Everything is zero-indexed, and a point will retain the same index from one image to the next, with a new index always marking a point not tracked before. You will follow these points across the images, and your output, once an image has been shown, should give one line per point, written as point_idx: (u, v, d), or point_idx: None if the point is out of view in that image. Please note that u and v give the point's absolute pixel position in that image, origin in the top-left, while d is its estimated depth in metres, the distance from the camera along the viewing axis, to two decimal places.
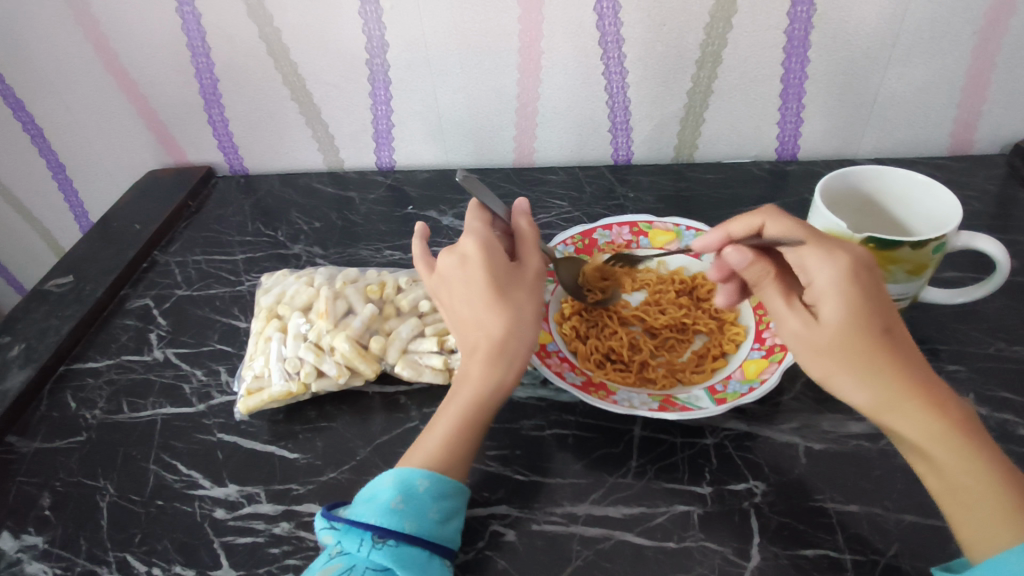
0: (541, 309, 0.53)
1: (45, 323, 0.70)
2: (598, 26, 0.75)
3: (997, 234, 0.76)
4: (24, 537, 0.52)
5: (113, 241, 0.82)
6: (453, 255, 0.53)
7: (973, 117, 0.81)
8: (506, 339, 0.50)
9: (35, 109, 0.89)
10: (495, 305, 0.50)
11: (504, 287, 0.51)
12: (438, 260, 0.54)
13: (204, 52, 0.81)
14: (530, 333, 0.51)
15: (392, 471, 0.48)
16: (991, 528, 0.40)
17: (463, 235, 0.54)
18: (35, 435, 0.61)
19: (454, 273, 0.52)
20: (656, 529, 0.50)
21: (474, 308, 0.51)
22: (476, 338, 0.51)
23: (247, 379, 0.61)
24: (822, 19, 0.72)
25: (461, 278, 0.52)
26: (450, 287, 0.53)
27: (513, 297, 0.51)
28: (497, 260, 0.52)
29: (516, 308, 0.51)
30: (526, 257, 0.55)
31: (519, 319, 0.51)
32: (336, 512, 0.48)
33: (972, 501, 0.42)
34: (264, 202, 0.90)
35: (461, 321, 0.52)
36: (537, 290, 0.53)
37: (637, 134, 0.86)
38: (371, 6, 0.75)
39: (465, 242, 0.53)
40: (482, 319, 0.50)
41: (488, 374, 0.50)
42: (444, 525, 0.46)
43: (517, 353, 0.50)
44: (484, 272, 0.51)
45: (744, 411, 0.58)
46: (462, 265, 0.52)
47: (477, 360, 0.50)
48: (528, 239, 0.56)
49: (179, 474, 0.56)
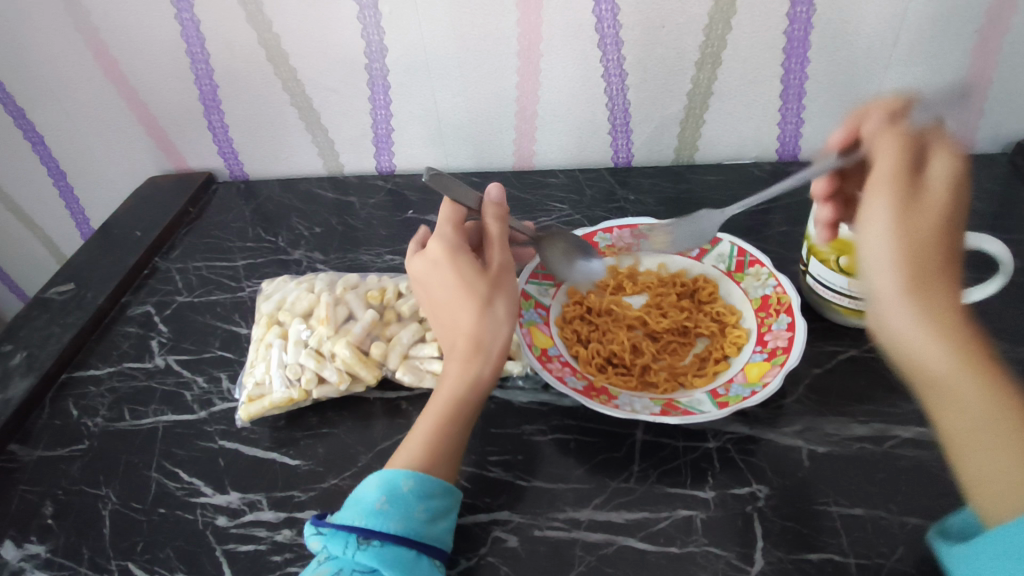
0: (512, 300, 0.54)
1: (46, 331, 0.70)
2: (597, 29, 0.75)
3: (1000, 233, 0.75)
4: (26, 546, 0.52)
5: (114, 248, 0.82)
6: (425, 261, 0.55)
7: (975, 116, 0.80)
8: (477, 335, 0.51)
9: (36, 117, 0.89)
10: (462, 303, 0.52)
11: (470, 283, 0.53)
12: (415, 264, 0.57)
13: (204, 58, 0.81)
14: (502, 326, 0.52)
15: (378, 473, 0.48)
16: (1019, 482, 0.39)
17: (433, 237, 0.56)
18: (37, 444, 0.61)
19: (428, 276, 0.55)
20: (659, 534, 0.49)
21: (449, 309, 0.53)
22: (453, 336, 0.53)
23: (248, 386, 0.61)
24: (821, 20, 0.72)
25: (435, 281, 0.54)
26: (428, 289, 0.56)
27: (478, 293, 0.52)
28: (465, 260, 0.54)
29: (479, 302, 0.52)
30: (494, 252, 0.55)
31: (488, 314, 0.52)
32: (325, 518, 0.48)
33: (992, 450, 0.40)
34: (264, 207, 0.90)
35: (441, 320, 0.55)
36: (508, 284, 0.54)
37: (637, 135, 0.85)
38: (369, 10, 0.75)
39: (432, 246, 0.55)
40: (455, 317, 0.53)
41: (465, 370, 0.51)
42: (432, 524, 0.46)
43: (490, 349, 0.52)
44: (452, 272, 0.53)
45: (747, 414, 0.58)
46: (434, 269, 0.55)
47: (453, 359, 0.52)
48: (496, 232, 0.56)
49: (181, 482, 0.56)
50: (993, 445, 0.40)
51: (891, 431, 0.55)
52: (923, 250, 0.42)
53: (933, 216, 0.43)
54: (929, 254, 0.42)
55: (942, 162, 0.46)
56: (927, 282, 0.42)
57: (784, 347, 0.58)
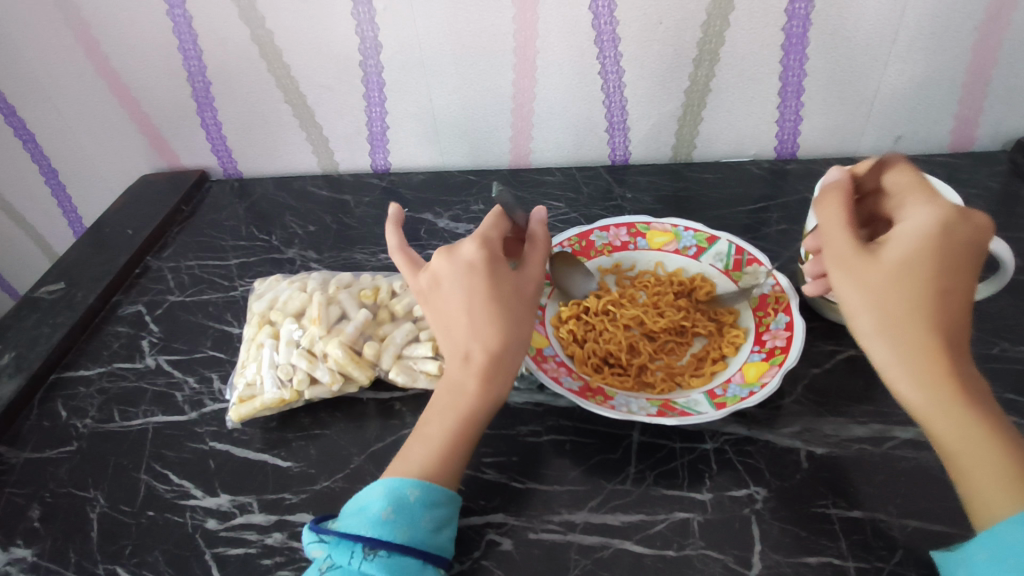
0: (533, 325, 0.53)
1: (36, 330, 0.69)
2: (594, 25, 0.74)
3: (1000, 232, 0.74)
4: (13, 550, 0.52)
5: (105, 247, 0.81)
6: (454, 261, 0.52)
7: (975, 114, 0.80)
8: (504, 352, 0.50)
9: (26, 114, 0.88)
10: (493, 316, 0.50)
11: (506, 297, 0.51)
12: (437, 264, 0.53)
13: (196, 55, 0.80)
14: (521, 350, 0.51)
15: (381, 482, 0.47)
16: (1000, 491, 0.40)
17: (468, 241, 0.53)
18: (25, 445, 0.60)
19: (454, 279, 0.51)
20: (655, 537, 0.49)
21: (473, 317, 0.50)
22: (471, 346, 0.50)
23: (240, 386, 0.60)
24: (821, 16, 0.71)
25: (462, 287, 0.51)
26: (447, 294, 0.52)
27: (513, 309, 0.51)
28: (501, 271, 0.52)
29: (512, 319, 0.51)
30: (529, 268, 0.55)
31: (514, 335, 0.51)
32: (325, 525, 0.47)
33: (974, 466, 0.41)
34: (257, 205, 0.89)
35: (450, 329, 0.51)
36: (533, 304, 0.54)
37: (634, 133, 0.85)
38: (363, 6, 0.74)
39: (468, 249, 0.53)
40: (479, 326, 0.50)
41: (482, 387, 0.49)
42: (437, 534, 0.45)
43: (511, 368, 0.50)
44: (488, 280, 0.51)
45: (745, 415, 0.57)
46: (464, 272, 0.51)
47: (472, 372, 0.49)
48: (542, 253, 0.56)
49: (171, 484, 0.55)
50: (975, 466, 0.41)
51: (890, 432, 0.54)
52: (894, 293, 0.44)
53: (897, 262, 0.45)
54: (904, 298, 0.44)
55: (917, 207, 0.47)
56: (895, 328, 0.44)
57: (782, 346, 0.58)
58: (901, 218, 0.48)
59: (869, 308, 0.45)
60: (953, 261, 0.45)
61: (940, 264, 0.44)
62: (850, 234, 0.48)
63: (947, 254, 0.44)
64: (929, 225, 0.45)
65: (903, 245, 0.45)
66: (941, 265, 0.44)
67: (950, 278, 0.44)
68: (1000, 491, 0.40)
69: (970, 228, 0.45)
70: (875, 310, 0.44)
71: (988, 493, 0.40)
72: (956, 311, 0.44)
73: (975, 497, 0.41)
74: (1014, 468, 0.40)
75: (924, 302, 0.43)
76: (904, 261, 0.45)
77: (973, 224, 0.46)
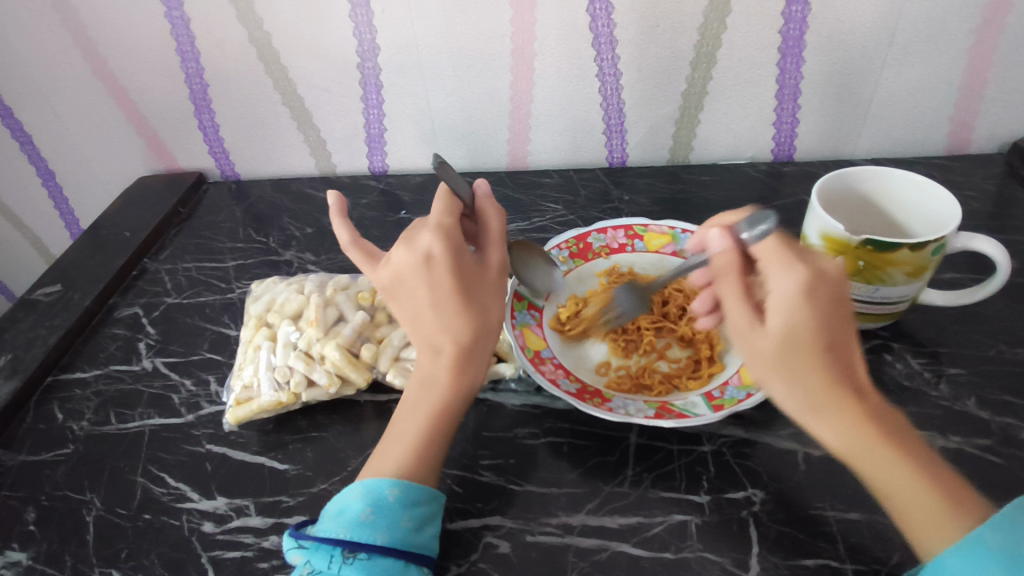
0: (502, 311, 0.53)
1: (32, 332, 0.69)
2: (591, 28, 0.74)
3: (997, 234, 0.75)
4: (7, 553, 0.51)
5: (102, 249, 0.81)
6: (416, 254, 0.50)
7: (971, 116, 0.80)
8: (475, 340, 0.49)
9: (23, 116, 0.88)
10: (461, 306, 0.49)
11: (469, 287, 0.50)
12: (396, 257, 0.51)
13: (194, 57, 0.80)
14: (494, 337, 0.51)
15: (359, 483, 0.46)
16: (935, 528, 0.40)
17: (428, 231, 0.51)
18: (21, 448, 0.59)
19: (416, 272, 0.50)
20: (653, 540, 0.49)
21: (439, 312, 0.49)
22: (440, 339, 0.49)
23: (236, 389, 0.60)
24: (817, 18, 0.72)
25: (423, 278, 0.50)
26: (409, 287, 0.50)
27: (477, 298, 0.50)
28: (463, 261, 0.51)
29: (478, 305, 0.50)
30: (491, 253, 0.54)
31: (483, 323, 0.50)
32: (305, 530, 0.47)
33: (908, 504, 0.41)
34: (254, 207, 0.89)
35: (419, 321, 0.50)
36: (500, 290, 0.53)
37: (633, 135, 0.85)
38: (361, 9, 0.74)
39: (427, 241, 0.51)
40: (446, 318, 0.49)
41: (455, 380, 0.49)
42: (418, 533, 0.45)
43: (483, 356, 0.50)
44: (451, 271, 0.50)
45: (742, 417, 0.57)
46: (425, 265, 0.50)
47: (443, 365, 0.49)
48: (498, 234, 0.55)
49: (167, 487, 0.55)
50: (907, 502, 0.41)
51: None
52: (789, 359, 0.43)
53: (782, 329, 0.43)
54: (797, 359, 0.43)
55: (782, 271, 0.44)
56: (803, 385, 0.43)
57: None
58: (767, 283, 0.45)
59: (768, 371, 0.44)
60: (832, 309, 0.43)
61: (817, 320, 0.43)
62: (742, 303, 0.45)
63: (822, 306, 0.43)
64: (797, 288, 0.43)
65: (783, 309, 0.43)
66: (818, 322, 0.43)
67: (835, 324, 0.43)
68: (933, 527, 0.40)
69: (829, 280, 0.44)
70: (777, 373, 0.43)
71: (926, 529, 0.40)
72: (847, 357, 0.43)
73: (914, 532, 0.41)
74: (939, 500, 0.40)
75: (810, 363, 0.42)
76: (792, 325, 0.43)
77: (831, 275, 0.44)
